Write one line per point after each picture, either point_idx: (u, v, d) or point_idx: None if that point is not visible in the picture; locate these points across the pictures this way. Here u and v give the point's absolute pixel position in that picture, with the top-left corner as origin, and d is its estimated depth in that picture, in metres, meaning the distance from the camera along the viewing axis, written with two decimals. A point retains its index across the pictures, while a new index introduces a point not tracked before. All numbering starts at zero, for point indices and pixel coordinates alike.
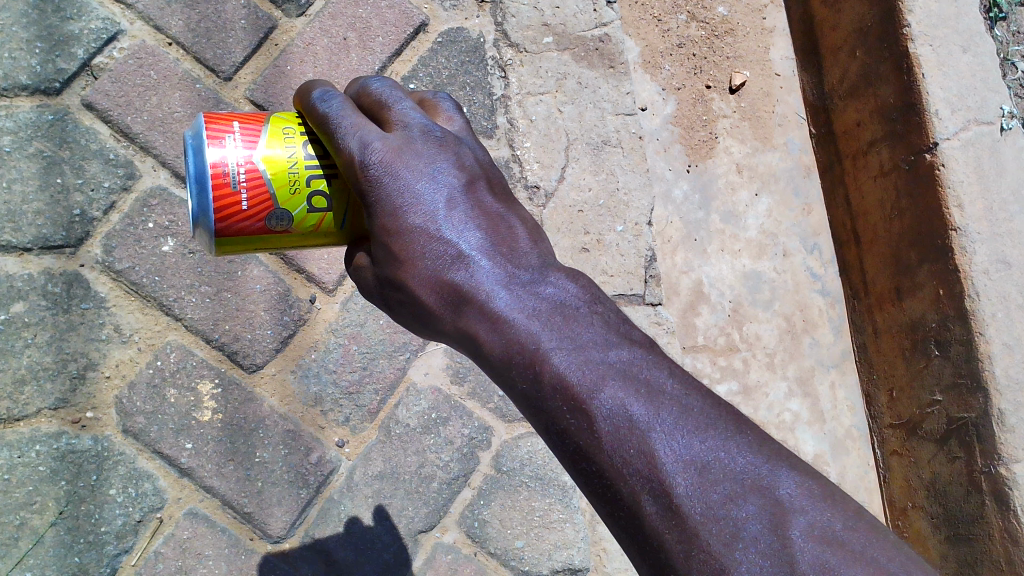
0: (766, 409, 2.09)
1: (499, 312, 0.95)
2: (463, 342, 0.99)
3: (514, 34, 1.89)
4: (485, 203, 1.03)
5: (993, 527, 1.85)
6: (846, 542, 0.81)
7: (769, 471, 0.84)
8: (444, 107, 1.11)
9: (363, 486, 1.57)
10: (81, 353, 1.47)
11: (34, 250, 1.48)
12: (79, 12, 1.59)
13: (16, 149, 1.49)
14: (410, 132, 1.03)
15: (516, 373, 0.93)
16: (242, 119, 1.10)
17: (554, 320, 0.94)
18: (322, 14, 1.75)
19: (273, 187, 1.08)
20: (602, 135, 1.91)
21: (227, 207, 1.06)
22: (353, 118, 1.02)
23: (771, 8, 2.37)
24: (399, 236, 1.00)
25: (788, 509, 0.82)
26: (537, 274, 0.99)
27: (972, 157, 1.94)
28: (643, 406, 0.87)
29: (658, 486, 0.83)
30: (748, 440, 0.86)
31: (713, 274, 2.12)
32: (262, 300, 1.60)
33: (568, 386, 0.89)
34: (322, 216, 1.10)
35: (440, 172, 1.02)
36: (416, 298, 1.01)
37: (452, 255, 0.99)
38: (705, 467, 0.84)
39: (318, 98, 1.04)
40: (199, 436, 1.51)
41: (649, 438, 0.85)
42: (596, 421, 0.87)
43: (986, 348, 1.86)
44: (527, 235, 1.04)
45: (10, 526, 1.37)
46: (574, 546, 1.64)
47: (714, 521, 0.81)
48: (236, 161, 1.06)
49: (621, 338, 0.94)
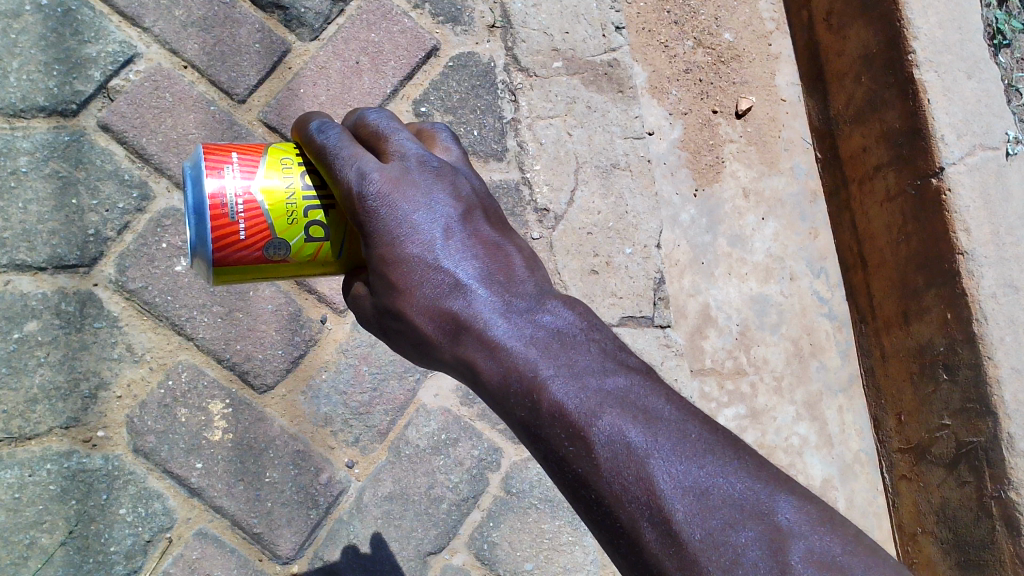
0: (774, 432, 2.08)
1: (497, 340, 0.96)
2: (461, 370, 1.00)
3: (525, 59, 1.91)
4: (482, 232, 1.04)
5: (1003, 553, 1.83)
6: (845, 567, 0.81)
7: (767, 497, 0.84)
8: (440, 137, 1.13)
9: (372, 507, 1.57)
10: (93, 372, 1.48)
11: (48, 269, 1.49)
12: (96, 35, 1.61)
13: (32, 169, 1.51)
14: (407, 163, 1.03)
15: (514, 402, 0.94)
16: (241, 149, 1.11)
17: (551, 348, 0.94)
18: (335, 39, 1.78)
19: (270, 217, 1.09)
20: (612, 158, 1.93)
21: (226, 237, 1.08)
22: (351, 149, 1.02)
23: (776, 35, 2.40)
24: (398, 266, 1.01)
25: (787, 534, 0.82)
26: (534, 301, 1.00)
27: (978, 181, 1.96)
28: (641, 433, 0.87)
29: (657, 513, 0.84)
30: (746, 465, 0.86)
31: (720, 298, 2.13)
32: (274, 320, 1.61)
33: (566, 413, 0.89)
34: (320, 246, 1.11)
35: (437, 202, 1.02)
36: (414, 326, 1.02)
37: (450, 284, 1.00)
38: (704, 493, 0.84)
39: (316, 129, 1.05)
40: (209, 456, 1.50)
41: (646, 464, 0.85)
42: (595, 448, 0.87)
43: (995, 372, 1.86)
44: (524, 263, 1.04)
45: (19, 545, 1.37)
46: (583, 569, 1.63)
47: (714, 548, 0.81)
48: (235, 192, 1.07)
49: (618, 365, 0.94)
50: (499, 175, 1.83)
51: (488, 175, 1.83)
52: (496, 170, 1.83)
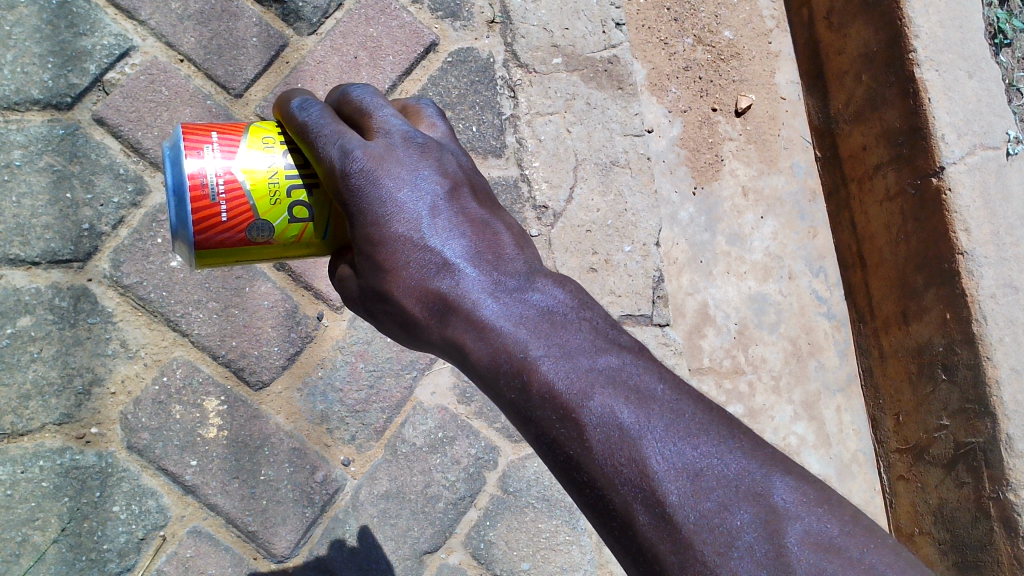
0: (772, 432, 2.08)
1: (485, 320, 0.94)
2: (451, 352, 0.98)
3: (524, 55, 1.90)
4: (470, 210, 1.03)
5: (1002, 554, 1.83)
6: (843, 549, 0.80)
7: (763, 477, 0.83)
8: (426, 113, 1.11)
9: (368, 506, 1.56)
10: (87, 368, 1.46)
11: (42, 263, 1.47)
12: (92, 28, 1.59)
13: (26, 163, 1.49)
14: (391, 140, 1.02)
15: (504, 383, 0.92)
16: (222, 129, 1.09)
17: (540, 327, 0.93)
18: (334, 33, 1.77)
19: (252, 198, 1.07)
20: (611, 155, 1.92)
21: (207, 218, 1.06)
22: (333, 126, 1.01)
23: (776, 33, 2.39)
24: (385, 245, 0.99)
25: (783, 516, 0.81)
26: (523, 279, 0.98)
27: (979, 181, 1.95)
28: (632, 413, 0.85)
29: (650, 496, 0.82)
30: (741, 445, 0.85)
31: (718, 296, 2.12)
32: (270, 316, 1.59)
33: (556, 395, 0.88)
34: (304, 226, 1.09)
35: (423, 179, 1.01)
36: (403, 307, 1.00)
37: (437, 264, 0.98)
38: (697, 475, 0.82)
39: (297, 108, 1.04)
40: (204, 453, 1.49)
41: (639, 446, 0.84)
42: (586, 430, 0.86)
43: (994, 372, 1.86)
44: (512, 240, 1.03)
45: (10, 543, 1.36)
46: (580, 568, 1.62)
47: (708, 531, 0.80)
48: (215, 172, 1.06)
49: (610, 344, 0.93)
50: (498, 172, 1.82)
51: (487, 171, 1.81)
52: (495, 166, 1.82)
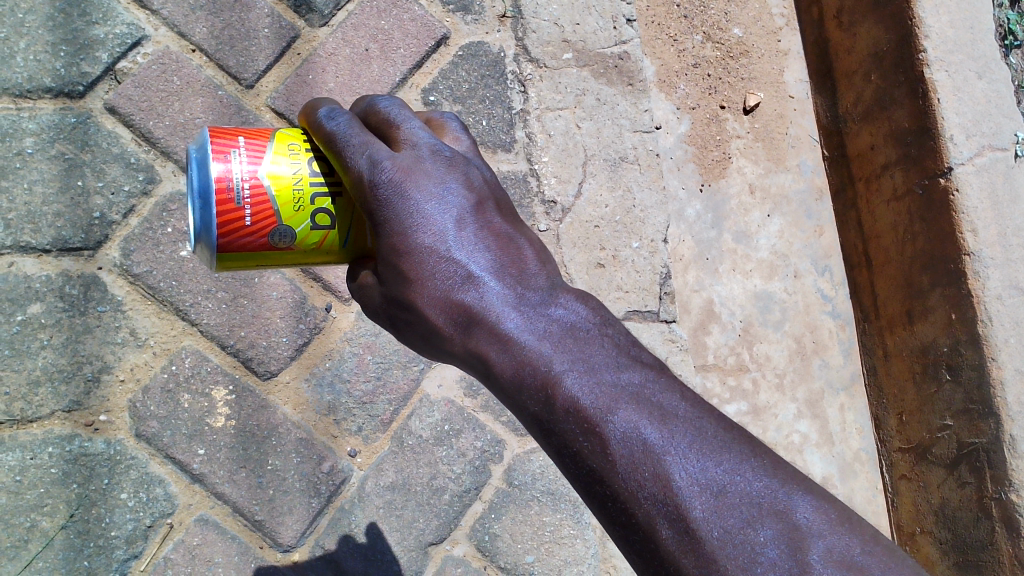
0: (775, 429, 2.08)
1: (509, 334, 0.95)
2: (472, 363, 0.99)
3: (535, 50, 1.90)
4: (494, 224, 1.03)
5: (1003, 555, 1.83)
6: (864, 567, 0.80)
7: (785, 496, 0.83)
8: (450, 126, 1.11)
9: (374, 497, 1.56)
10: (96, 356, 1.47)
11: (53, 251, 1.48)
12: (104, 17, 1.60)
13: (38, 150, 1.50)
14: (419, 152, 1.02)
15: (527, 395, 0.92)
16: (248, 134, 1.09)
17: (564, 343, 0.93)
18: (345, 25, 1.77)
19: (277, 204, 1.08)
20: (620, 151, 1.92)
21: (231, 222, 1.06)
22: (362, 136, 1.01)
23: (786, 31, 2.39)
24: (410, 256, 0.99)
25: (806, 534, 0.81)
26: (547, 295, 0.99)
27: (987, 182, 1.95)
28: (657, 429, 0.86)
29: (674, 511, 0.83)
30: (763, 464, 0.85)
31: (724, 294, 2.12)
32: (278, 307, 1.60)
33: (580, 409, 0.88)
34: (325, 234, 1.10)
35: (450, 192, 1.01)
36: (425, 318, 1.00)
37: (462, 276, 0.98)
38: (721, 491, 0.83)
39: (325, 117, 1.04)
40: (211, 442, 1.50)
41: (663, 462, 0.84)
42: (610, 444, 0.86)
43: (998, 374, 1.86)
44: (535, 256, 1.03)
45: (20, 528, 1.37)
46: (584, 562, 1.63)
47: (732, 546, 0.80)
48: (241, 176, 1.06)
49: (632, 361, 0.93)
50: (506, 165, 1.82)
51: (496, 165, 1.82)
52: (504, 160, 1.82)
